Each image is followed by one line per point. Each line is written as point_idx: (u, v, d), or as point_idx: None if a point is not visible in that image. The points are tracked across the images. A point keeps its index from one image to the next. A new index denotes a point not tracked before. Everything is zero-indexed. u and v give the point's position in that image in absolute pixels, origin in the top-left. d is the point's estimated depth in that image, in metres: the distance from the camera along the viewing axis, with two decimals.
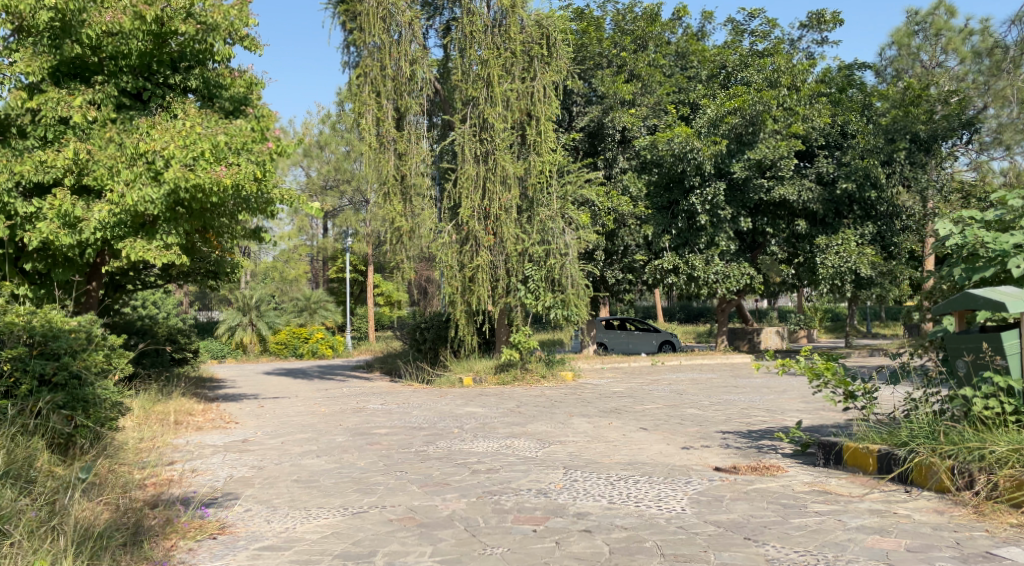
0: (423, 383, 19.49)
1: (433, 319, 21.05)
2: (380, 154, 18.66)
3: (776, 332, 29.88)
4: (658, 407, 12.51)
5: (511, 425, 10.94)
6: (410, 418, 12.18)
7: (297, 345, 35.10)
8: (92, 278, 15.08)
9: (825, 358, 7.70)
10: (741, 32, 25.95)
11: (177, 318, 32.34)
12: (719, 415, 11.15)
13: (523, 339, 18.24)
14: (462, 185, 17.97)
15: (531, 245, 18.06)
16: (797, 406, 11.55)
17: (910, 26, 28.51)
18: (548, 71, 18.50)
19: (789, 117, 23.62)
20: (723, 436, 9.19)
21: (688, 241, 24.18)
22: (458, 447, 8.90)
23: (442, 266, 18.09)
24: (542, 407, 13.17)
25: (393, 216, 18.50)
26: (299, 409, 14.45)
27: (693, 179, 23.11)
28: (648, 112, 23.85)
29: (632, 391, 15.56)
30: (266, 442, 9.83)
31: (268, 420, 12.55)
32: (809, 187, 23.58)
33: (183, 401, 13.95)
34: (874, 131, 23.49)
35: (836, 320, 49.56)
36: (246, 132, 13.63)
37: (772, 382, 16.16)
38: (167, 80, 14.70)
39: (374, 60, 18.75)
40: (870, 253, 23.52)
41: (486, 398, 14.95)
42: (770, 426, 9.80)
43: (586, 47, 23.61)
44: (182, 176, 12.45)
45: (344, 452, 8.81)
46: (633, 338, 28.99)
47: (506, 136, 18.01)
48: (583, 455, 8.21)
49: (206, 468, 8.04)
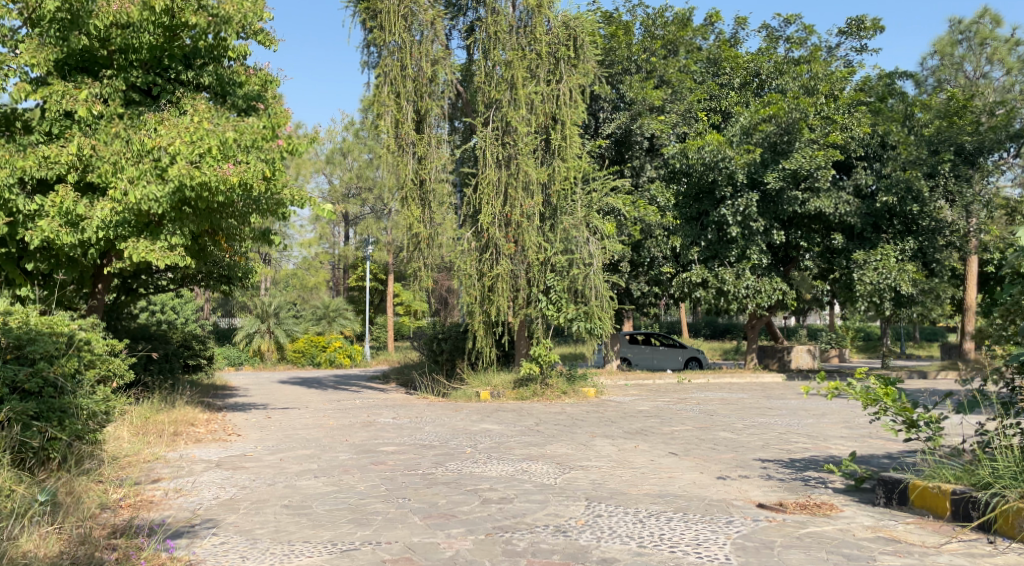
0: (439, 397, 18.76)
1: (450, 330, 20.19)
2: (399, 157, 18.02)
3: (807, 350, 28.86)
4: (687, 429, 11.68)
5: (529, 445, 10.16)
6: (421, 435, 11.44)
7: (314, 354, 34.91)
8: (97, 280, 14.44)
9: (884, 382, 6.91)
10: (776, 39, 25.13)
11: (196, 324, 31.85)
12: (755, 440, 10.32)
13: (543, 353, 17.40)
14: (483, 190, 17.26)
15: (553, 255, 17.24)
16: (841, 434, 10.67)
17: (953, 35, 27.58)
18: (574, 74, 17.81)
19: (827, 126, 22.53)
20: (762, 465, 8.33)
21: (718, 253, 23.25)
22: (470, 470, 8.13)
23: (461, 275, 17.49)
24: (563, 425, 12.37)
25: (411, 222, 17.92)
26: (307, 421, 13.75)
27: (724, 190, 22.33)
28: (677, 120, 22.96)
29: (658, 411, 14.71)
30: (263, 459, 9.11)
31: (272, 433, 11.86)
32: (847, 200, 22.51)
33: (187, 410, 13.29)
34: (917, 143, 22.80)
35: (869, 339, 48.08)
36: (256, 128, 12.93)
37: (809, 405, 15.23)
38: (179, 76, 14.07)
39: (394, 60, 18.12)
40: (911, 270, 22.49)
41: (504, 414, 14.19)
42: (813, 455, 8.95)
43: (614, 51, 23.02)
44: (187, 174, 11.75)
45: (344, 472, 8.06)
46: (658, 354, 27.99)
47: (530, 140, 17.32)
48: (606, 484, 7.41)
49: (192, 487, 7.32)
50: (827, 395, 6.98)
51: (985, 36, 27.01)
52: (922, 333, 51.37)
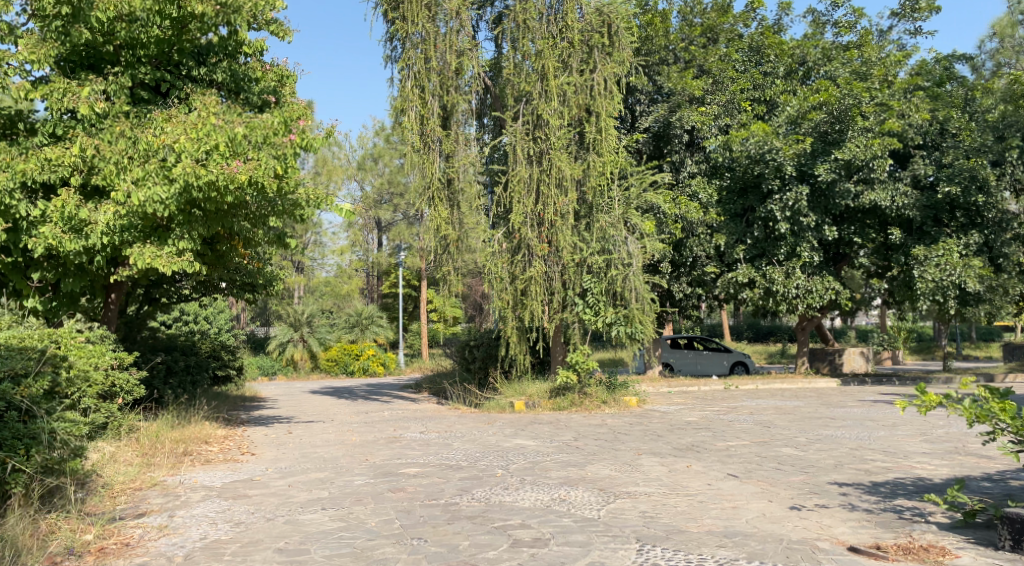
0: (470, 407, 17.75)
1: (482, 336, 19.46)
2: (424, 154, 17.12)
3: (860, 352, 27.46)
4: (744, 446, 10.58)
5: (567, 466, 9.11)
6: (449, 453, 10.42)
7: (348, 362, 34.16)
8: (110, 289, 13.33)
9: (998, 396, 6.04)
10: (822, 25, 23.86)
11: (229, 334, 31.07)
12: (825, 460, 9.37)
13: (581, 360, 16.22)
14: (513, 188, 16.26)
15: (590, 255, 16.12)
16: (922, 451, 9.90)
17: (1014, 15, 26.49)
18: (609, 62, 16.64)
19: (881, 113, 21.03)
20: (841, 492, 7.49)
21: (766, 251, 21.89)
22: (500, 499, 7.11)
23: (491, 279, 16.40)
24: (604, 441, 11.31)
25: (439, 223, 17.03)
26: (329, 436, 12.80)
27: (772, 182, 21.02)
28: (719, 111, 21.75)
29: (708, 421, 13.60)
30: (270, 482, 8.12)
31: (288, 451, 10.91)
32: (904, 192, 21.40)
33: (203, 426, 12.39)
34: (980, 129, 21.57)
35: (921, 341, 46.34)
36: (267, 122, 11.42)
37: (874, 414, 14.16)
38: (190, 72, 12.93)
39: (417, 53, 17.17)
40: (978, 266, 20.95)
41: (540, 427, 13.17)
42: (898, 478, 8.14)
43: (651, 40, 21.97)
44: (192, 172, 10.34)
45: (358, 501, 7.08)
46: (701, 359, 26.67)
47: (563, 134, 16.29)
48: (660, 519, 6.36)
49: (179, 522, 6.34)
50: (923, 412, 6.11)
51: None
52: (978, 333, 49.46)
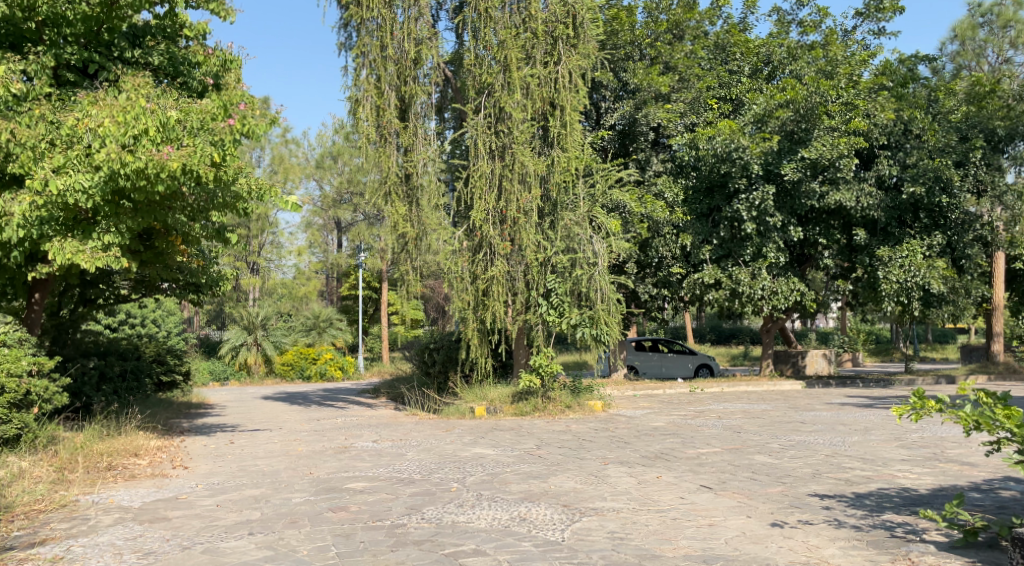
0: (430, 413, 16.99)
1: (443, 339, 18.72)
2: (381, 148, 16.33)
3: (821, 355, 27.02)
4: (716, 453, 9.97)
5: (528, 478, 8.40)
6: (402, 464, 9.65)
7: (304, 367, 33.02)
8: (33, 288, 12.11)
9: (1000, 401, 5.47)
10: (787, 23, 23.55)
11: (179, 338, 29.84)
12: (801, 468, 8.80)
13: (545, 363, 15.55)
14: (474, 183, 15.57)
15: (554, 254, 15.47)
16: (901, 457, 9.39)
17: (973, 18, 26.71)
18: (574, 54, 16.02)
19: (847, 112, 20.95)
20: (825, 505, 6.89)
21: (731, 252, 21.64)
22: (453, 519, 6.39)
23: (450, 279, 15.63)
24: (569, 449, 10.62)
25: (396, 220, 16.26)
26: (274, 446, 11.93)
27: (738, 182, 20.61)
28: (685, 109, 21.25)
29: (676, 426, 13.01)
30: (196, 502, 7.30)
31: (225, 464, 10.05)
32: (870, 192, 21.05)
33: (136, 436, 11.44)
34: (946, 128, 21.73)
35: (878, 343, 46.66)
36: (205, 106, 10.58)
37: (845, 418, 13.70)
38: (123, 55, 11.98)
39: (373, 40, 16.41)
40: (941, 267, 20.93)
41: (501, 434, 12.48)
42: (881, 488, 7.58)
43: (616, 34, 21.37)
44: (117, 159, 9.46)
45: (292, 524, 6.30)
46: (666, 361, 26.20)
47: (526, 127, 15.61)
48: (629, 542, 5.70)
49: (77, 553, 5.51)
50: (912, 418, 5.47)
51: (1008, 18, 26.13)
52: (933, 334, 50.00)
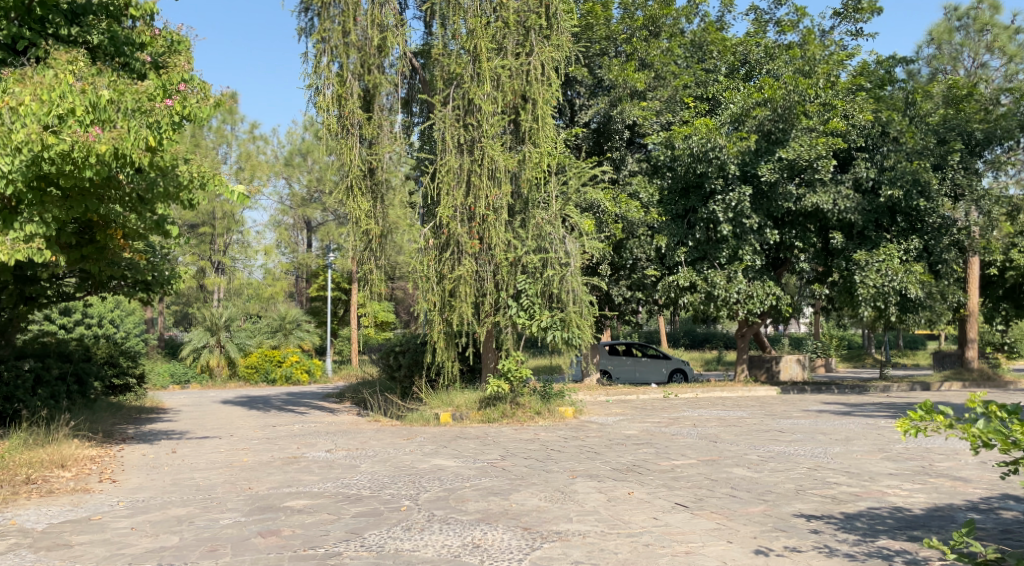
0: (393, 419, 16.15)
1: (409, 341, 17.89)
2: (343, 140, 15.53)
3: (797, 360, 26.43)
4: (692, 466, 9.26)
5: (487, 495, 7.64)
6: (352, 478, 8.86)
7: (269, 370, 31.71)
8: None
9: (1015, 414, 4.76)
10: (765, 23, 23.02)
11: (137, 339, 28.72)
12: (785, 483, 8.10)
13: (514, 367, 14.78)
14: (441, 178, 14.80)
15: (524, 254, 14.72)
16: (890, 471, 8.74)
17: (950, 21, 26.40)
18: (547, 45, 15.25)
19: (826, 112, 20.41)
20: (814, 528, 6.20)
21: (707, 254, 21.03)
22: (396, 546, 5.64)
23: (415, 278, 14.82)
24: (535, 460, 9.87)
25: (359, 216, 15.48)
26: (217, 457, 11.07)
27: (715, 182, 20.02)
28: (660, 107, 20.66)
29: (649, 435, 12.31)
30: (109, 525, 6.51)
31: (158, 478, 9.24)
32: (847, 195, 20.51)
33: (66, 446, 10.58)
34: (925, 130, 21.33)
35: (852, 349, 46.41)
36: (143, 87, 9.73)
37: (826, 426, 13.07)
38: (58, 32, 11.13)
39: (335, 25, 15.64)
40: (918, 271, 20.48)
41: (464, 443, 11.71)
42: (874, 507, 6.90)
43: (591, 28, 20.71)
44: (39, 140, 8.65)
45: (210, 553, 5.53)
46: (640, 366, 25.57)
47: (496, 121, 14.87)
48: None
49: None
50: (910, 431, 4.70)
51: (985, 22, 25.76)
52: (905, 340, 49.92)
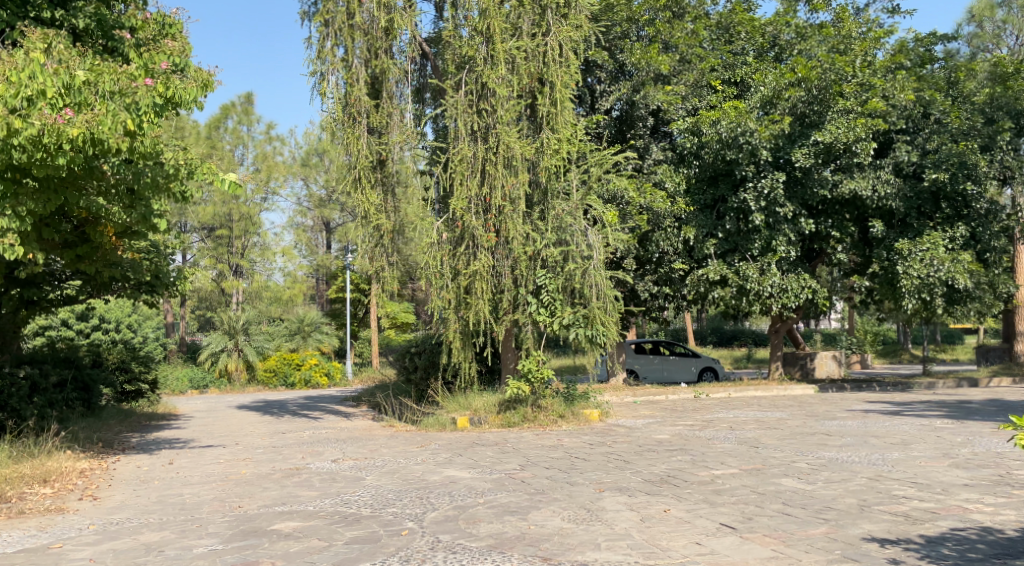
0: (408, 425, 15.27)
1: (425, 342, 17.01)
2: (349, 129, 14.68)
3: (832, 357, 25.22)
4: (734, 476, 8.27)
5: (502, 514, 6.70)
6: (355, 494, 7.96)
7: (287, 373, 30.94)
8: None
9: None
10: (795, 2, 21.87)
11: (154, 344, 28.16)
12: (845, 498, 7.07)
13: (534, 368, 13.82)
14: (454, 168, 13.88)
15: (544, 247, 13.72)
16: (964, 481, 7.69)
17: None
18: (565, 25, 14.21)
19: (863, 92, 19.21)
20: (891, 556, 5.20)
21: (737, 246, 19.93)
22: None
23: (429, 274, 13.91)
24: (558, 471, 8.92)
25: (368, 209, 14.61)
26: (214, 468, 10.25)
27: (746, 169, 18.96)
28: (686, 91, 19.61)
29: (681, 440, 11.31)
30: (66, 556, 5.65)
31: (145, 494, 8.41)
32: (887, 180, 19.36)
33: (53, 458, 9.81)
34: (970, 110, 20.08)
35: (888, 344, 44.96)
36: (119, 67, 8.90)
37: (875, 429, 11.98)
38: (40, 15, 10.37)
39: (339, 7, 14.79)
40: (966, 260, 19.15)
41: (481, 451, 10.78)
42: (959, 528, 5.88)
43: (612, 8, 19.63)
44: (5, 124, 7.82)
45: None
46: (668, 364, 24.51)
47: (512, 106, 13.91)
48: None
49: None
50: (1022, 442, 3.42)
51: None
52: (942, 334, 48.37)
